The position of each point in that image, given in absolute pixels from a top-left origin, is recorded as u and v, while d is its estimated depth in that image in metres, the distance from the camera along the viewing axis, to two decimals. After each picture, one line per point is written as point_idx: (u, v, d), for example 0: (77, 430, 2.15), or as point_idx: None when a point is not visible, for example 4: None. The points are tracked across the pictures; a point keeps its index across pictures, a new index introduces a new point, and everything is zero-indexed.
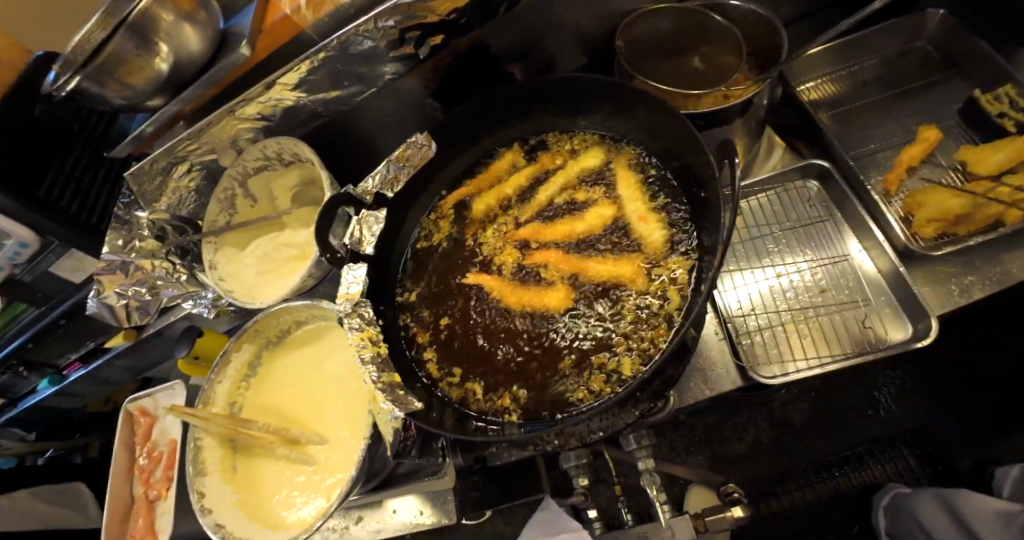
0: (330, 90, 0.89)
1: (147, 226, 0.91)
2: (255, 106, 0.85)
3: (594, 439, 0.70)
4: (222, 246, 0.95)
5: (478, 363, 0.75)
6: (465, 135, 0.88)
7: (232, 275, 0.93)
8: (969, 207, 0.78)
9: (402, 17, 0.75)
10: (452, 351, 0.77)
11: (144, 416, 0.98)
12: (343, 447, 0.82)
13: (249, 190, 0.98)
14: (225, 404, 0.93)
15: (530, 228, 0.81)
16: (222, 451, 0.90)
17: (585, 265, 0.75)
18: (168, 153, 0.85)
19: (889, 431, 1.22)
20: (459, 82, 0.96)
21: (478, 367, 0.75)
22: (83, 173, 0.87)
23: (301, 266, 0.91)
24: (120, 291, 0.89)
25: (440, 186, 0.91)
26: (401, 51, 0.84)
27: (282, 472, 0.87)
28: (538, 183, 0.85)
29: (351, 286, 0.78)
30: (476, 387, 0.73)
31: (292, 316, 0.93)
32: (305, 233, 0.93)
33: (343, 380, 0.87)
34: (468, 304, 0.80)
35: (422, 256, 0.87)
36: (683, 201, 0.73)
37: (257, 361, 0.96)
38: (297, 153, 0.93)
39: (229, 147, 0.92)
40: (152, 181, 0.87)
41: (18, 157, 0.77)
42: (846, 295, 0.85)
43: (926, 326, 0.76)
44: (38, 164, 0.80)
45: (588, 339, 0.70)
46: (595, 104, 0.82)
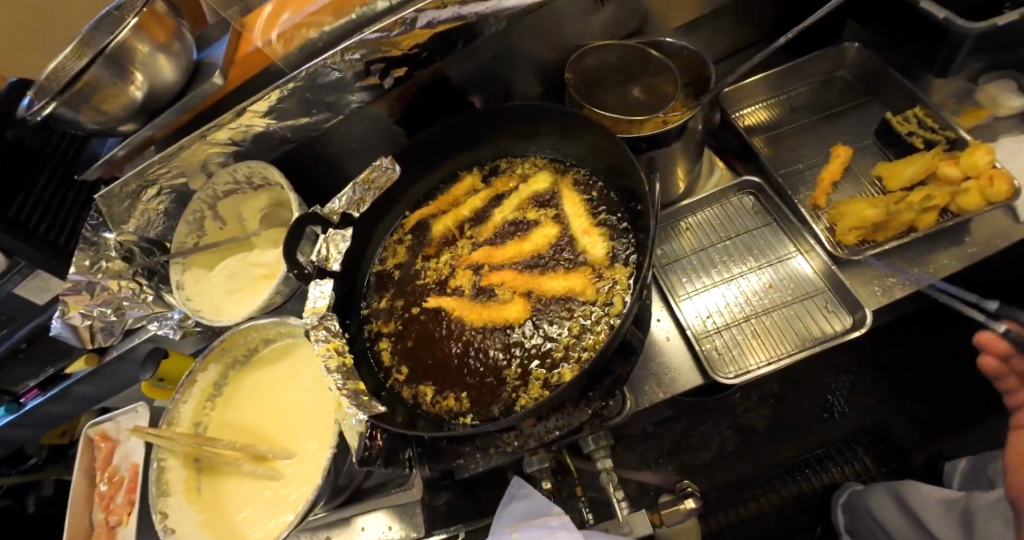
0: (300, 117, 0.94)
1: (115, 247, 0.92)
2: (226, 131, 0.89)
3: (551, 438, 0.74)
4: (190, 266, 0.97)
5: (437, 376, 0.78)
6: (426, 159, 0.93)
7: (200, 294, 0.95)
8: (884, 215, 0.87)
9: (367, 51, 0.83)
10: (413, 363, 0.80)
11: (104, 440, 0.96)
12: (309, 460, 0.83)
13: (219, 212, 1.01)
14: (190, 424, 0.93)
15: (483, 251, 0.84)
16: (186, 471, 0.90)
17: (535, 282, 0.79)
18: (138, 176, 0.88)
19: (842, 432, 1.29)
20: (424, 111, 1.03)
21: (438, 379, 0.77)
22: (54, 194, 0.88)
23: (269, 284, 0.93)
24: (85, 311, 0.89)
25: (404, 207, 0.95)
26: (367, 82, 0.91)
27: (248, 488, 0.87)
28: (493, 202, 0.89)
29: (317, 300, 0.80)
30: (432, 396, 0.76)
31: (259, 335, 0.95)
32: (273, 252, 0.97)
33: (309, 394, 0.89)
34: (428, 321, 0.83)
35: (385, 278, 0.90)
36: (622, 215, 0.78)
37: (223, 381, 0.97)
38: (266, 177, 0.97)
39: (200, 171, 0.95)
40: (121, 203, 0.89)
41: None
42: (783, 297, 0.92)
43: (861, 318, 0.84)
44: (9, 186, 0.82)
45: (539, 349, 0.74)
46: (545, 129, 0.88)
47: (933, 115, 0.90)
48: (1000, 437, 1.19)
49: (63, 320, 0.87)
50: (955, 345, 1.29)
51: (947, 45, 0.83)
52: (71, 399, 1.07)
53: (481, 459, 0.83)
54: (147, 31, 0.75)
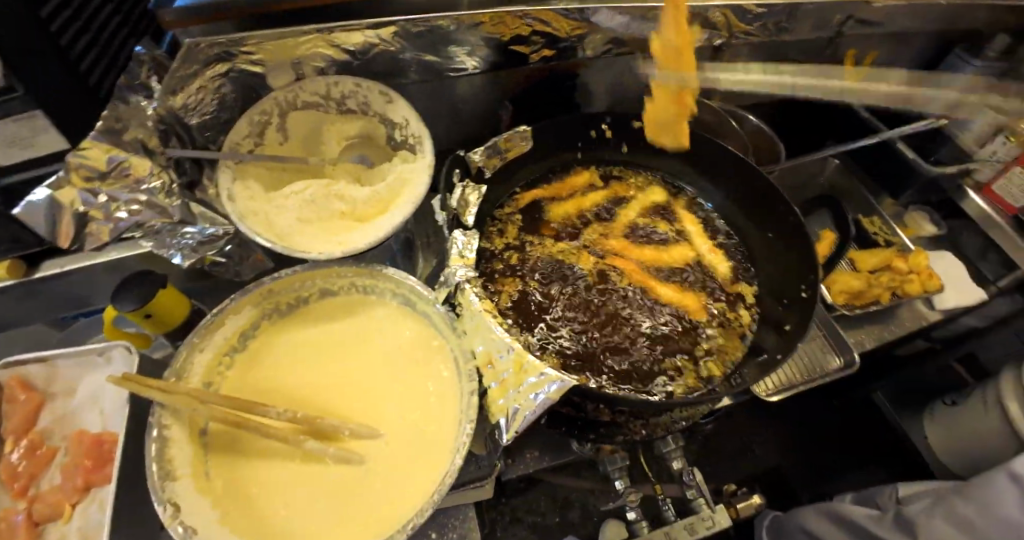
0: (429, 55, 0.85)
1: (150, 119, 0.67)
2: (358, 36, 0.75)
3: (680, 429, 0.76)
4: (242, 177, 0.74)
5: (581, 356, 0.74)
6: (550, 144, 0.93)
7: (256, 214, 0.72)
8: (864, 286, 1.14)
9: (541, 19, 0.82)
10: (554, 339, 0.75)
11: (26, 392, 0.66)
12: (403, 439, 0.67)
13: (286, 126, 0.81)
14: (201, 384, 0.67)
15: (618, 245, 0.86)
16: (191, 447, 0.64)
17: (673, 284, 0.84)
18: (229, 42, 0.68)
19: (757, 471, 1.53)
20: (531, 100, 1.02)
21: (588, 360, 0.74)
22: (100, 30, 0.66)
23: (359, 226, 0.77)
24: (92, 192, 0.64)
25: (515, 183, 0.91)
26: (511, 48, 0.88)
27: (294, 475, 0.65)
28: (614, 203, 0.93)
29: (464, 251, 0.70)
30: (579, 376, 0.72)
31: (323, 282, 0.76)
32: (367, 189, 0.79)
33: (394, 362, 0.73)
34: (564, 300, 0.80)
35: (504, 248, 0.83)
36: (738, 243, 0.90)
37: (251, 333, 0.73)
38: (368, 102, 0.82)
39: (291, 68, 0.77)
40: (188, 66, 0.67)
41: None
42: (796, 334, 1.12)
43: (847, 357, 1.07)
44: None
45: (685, 344, 0.78)
46: (670, 152, 0.95)
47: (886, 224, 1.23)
48: (860, 482, 1.54)
49: (53, 197, 0.60)
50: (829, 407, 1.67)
51: (911, 176, 1.21)
52: None
53: (532, 462, 0.88)
54: None
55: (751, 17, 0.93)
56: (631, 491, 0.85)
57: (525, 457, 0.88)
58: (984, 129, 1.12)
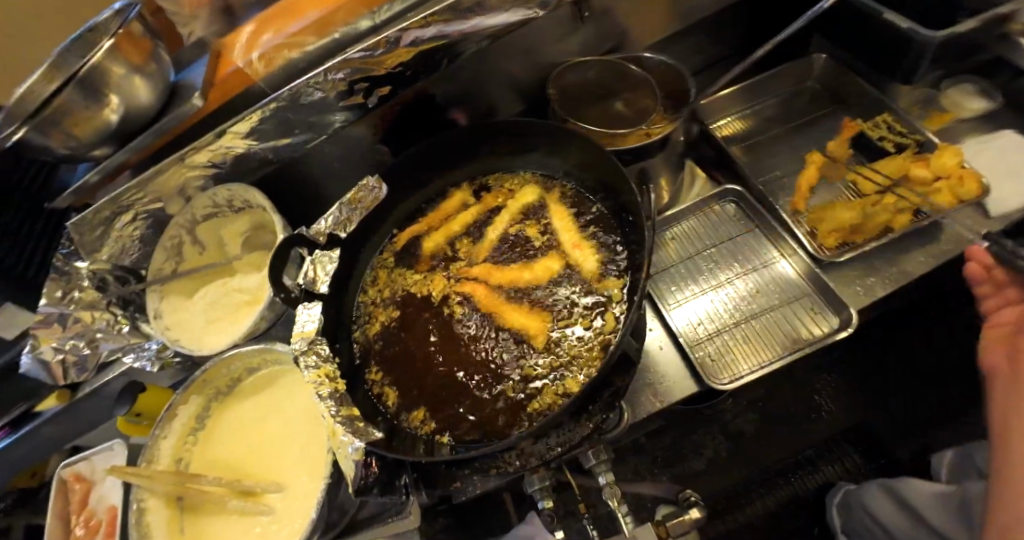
0: (282, 138, 0.91)
1: (87, 276, 0.88)
2: (205, 153, 0.86)
3: (552, 456, 0.72)
4: (167, 294, 0.93)
5: (436, 397, 0.76)
6: (415, 177, 0.93)
7: (179, 323, 0.91)
8: (861, 217, 0.90)
9: (350, 71, 0.82)
10: (413, 384, 0.78)
11: (79, 482, 0.92)
12: (301, 492, 0.80)
13: (197, 237, 0.97)
14: (170, 462, 0.88)
15: (481, 269, 0.83)
16: (169, 512, 0.85)
17: (535, 301, 0.78)
18: (112, 201, 0.85)
19: (834, 432, 1.30)
20: (410, 128, 1.02)
21: (442, 403, 0.75)
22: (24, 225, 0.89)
23: (253, 310, 0.90)
24: (61, 343, 0.86)
25: (391, 227, 0.94)
26: (351, 101, 0.90)
27: (235, 527, 0.82)
28: (485, 218, 0.88)
29: (306, 324, 0.78)
30: (431, 419, 0.74)
31: (242, 364, 0.91)
32: (257, 277, 0.93)
33: (299, 423, 0.85)
34: (426, 342, 0.81)
35: (378, 299, 0.88)
36: (612, 228, 0.79)
37: (205, 414, 0.92)
38: (246, 199, 0.94)
39: (177, 196, 0.92)
40: (93, 230, 0.86)
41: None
42: (780, 295, 0.93)
43: (847, 316, 0.86)
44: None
45: (540, 365, 0.73)
46: (534, 144, 0.87)
47: (901, 120, 0.95)
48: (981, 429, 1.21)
49: (34, 356, 0.84)
50: (933, 337, 1.32)
51: (912, 53, 0.88)
52: (38, 440, 1.01)
53: (478, 483, 0.83)
54: (122, 53, 0.73)
55: None
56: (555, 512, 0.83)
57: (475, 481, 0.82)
58: None
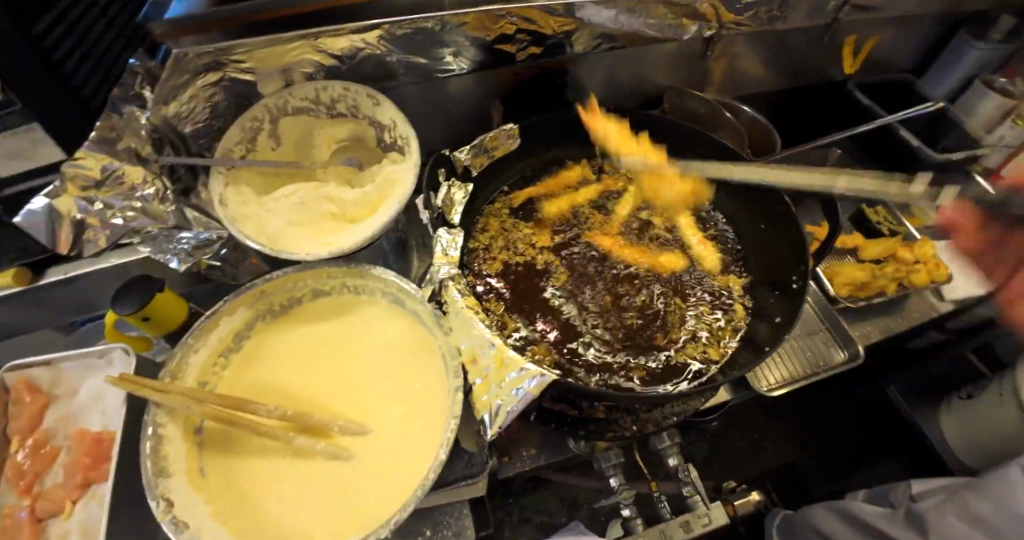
0: (418, 56, 0.85)
1: (143, 127, 0.69)
2: (344, 40, 0.77)
3: (671, 423, 0.75)
4: (233, 182, 0.76)
5: (573, 349, 0.74)
6: (543, 139, 0.91)
7: (247, 219, 0.74)
8: (868, 277, 1.11)
9: (524, 16, 0.83)
10: (547, 334, 0.75)
11: (32, 394, 0.67)
12: (392, 435, 0.68)
13: (277, 131, 0.83)
14: (196, 384, 0.70)
15: (612, 243, 0.86)
16: (187, 446, 0.66)
17: (665, 283, 0.83)
18: (218, 51, 0.70)
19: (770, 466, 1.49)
20: (523, 96, 1.02)
21: (582, 357, 0.74)
22: (96, 42, 0.68)
23: (348, 227, 0.78)
24: (88, 200, 0.66)
25: (505, 181, 0.91)
26: (498, 47, 0.89)
27: (288, 471, 0.67)
28: (606, 196, 0.92)
29: (448, 249, 0.71)
30: (568, 369, 0.72)
31: (315, 283, 0.78)
32: (356, 192, 0.80)
33: (387, 359, 0.74)
34: (555, 297, 0.80)
35: (495, 246, 0.84)
36: (729, 236, 0.89)
37: (246, 333, 0.75)
38: (356, 106, 0.84)
39: (280, 75, 0.79)
40: (178, 76, 0.69)
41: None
42: (803, 327, 1.09)
43: (854, 351, 1.03)
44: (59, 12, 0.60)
45: (678, 338, 0.77)
46: (661, 142, 0.94)
47: (891, 213, 1.20)
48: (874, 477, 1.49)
49: (52, 205, 0.63)
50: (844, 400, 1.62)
51: (913, 166, 1.15)
52: None
53: (529, 459, 0.87)
54: None
55: (740, 6, 0.93)
56: (626, 488, 0.84)
57: (523, 456, 0.87)
58: (994, 114, 1.10)
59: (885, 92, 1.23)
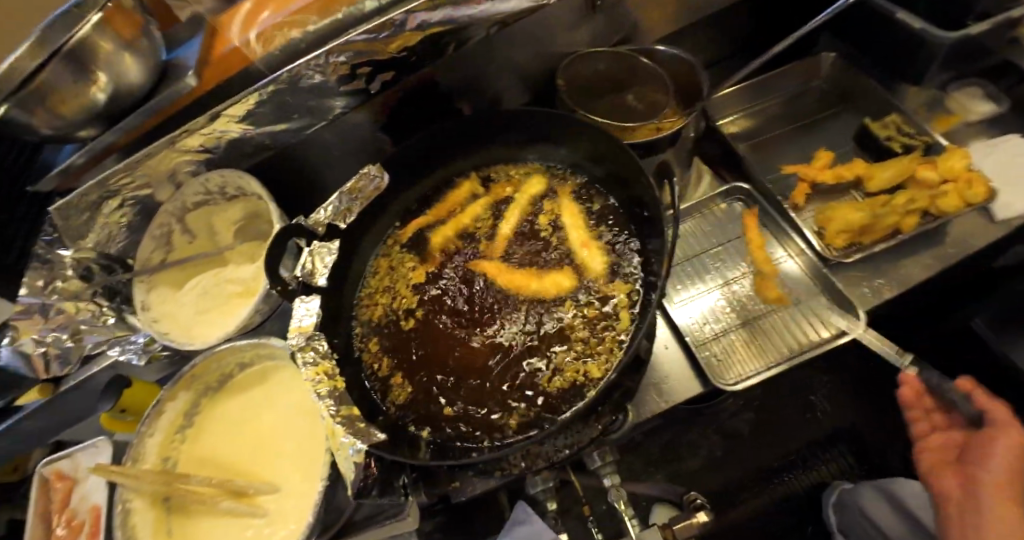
0: (279, 123, 0.87)
1: (70, 265, 0.84)
2: (197, 137, 0.81)
3: (561, 457, 0.71)
4: (155, 285, 0.89)
5: (445, 395, 0.73)
6: (415, 168, 0.90)
7: (168, 315, 0.87)
8: (870, 217, 0.88)
9: (353, 53, 0.78)
10: (419, 383, 0.75)
11: (61, 480, 0.89)
12: (297, 493, 0.77)
13: (188, 226, 0.93)
14: (158, 460, 0.85)
15: (491, 270, 0.81)
16: (155, 513, 0.82)
17: (545, 309, 0.76)
18: (98, 186, 0.80)
19: (829, 432, 1.27)
20: (412, 115, 0.98)
21: (450, 406, 0.72)
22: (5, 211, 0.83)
23: (246, 303, 0.86)
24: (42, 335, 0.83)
25: (394, 215, 0.91)
26: (351, 86, 0.86)
27: (225, 528, 0.79)
28: (494, 210, 0.87)
29: (303, 319, 0.75)
30: (434, 419, 0.71)
31: (235, 358, 0.88)
32: (251, 268, 0.89)
33: (294, 421, 0.82)
34: (431, 343, 0.78)
35: (378, 295, 0.85)
36: (623, 229, 0.78)
37: (194, 410, 0.89)
38: (241, 187, 0.90)
39: (167, 182, 0.87)
40: (77, 216, 0.81)
41: None
42: (786, 295, 0.92)
43: (855, 318, 0.85)
44: None
45: (552, 369, 0.71)
46: (540, 135, 0.86)
47: (907, 122, 0.93)
48: None
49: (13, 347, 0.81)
50: None
51: (922, 56, 0.86)
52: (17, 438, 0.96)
53: (481, 482, 0.82)
54: (112, 26, 0.69)
55: None
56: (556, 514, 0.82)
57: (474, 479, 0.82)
58: None
59: None
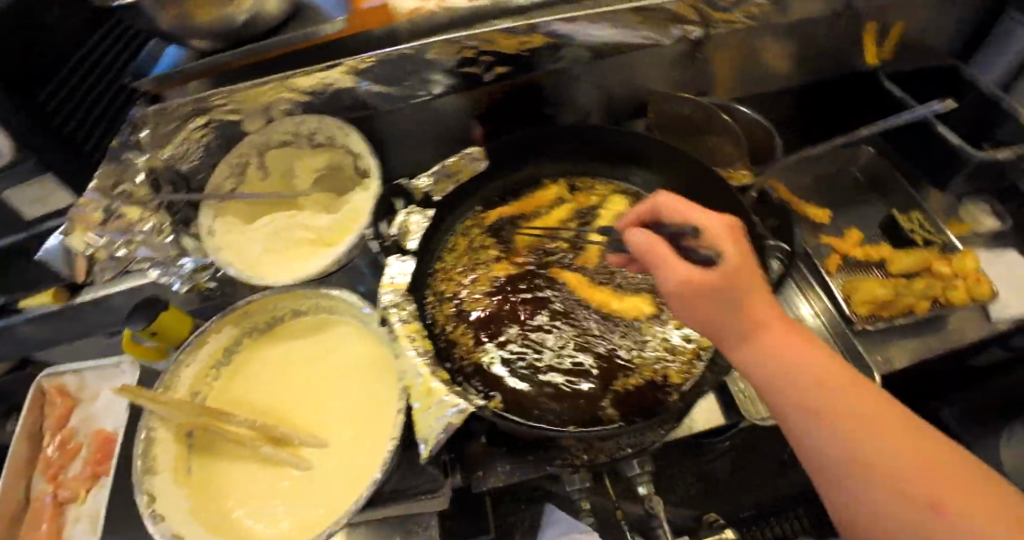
0: (386, 86, 0.88)
1: (142, 171, 0.79)
2: (312, 79, 0.82)
3: (624, 454, 0.74)
4: (222, 214, 0.86)
5: (523, 380, 0.74)
6: (512, 159, 0.92)
7: (233, 246, 0.83)
8: (892, 294, 0.99)
9: (483, 40, 0.83)
10: (494, 371, 0.75)
11: (61, 398, 0.82)
12: (346, 449, 0.74)
13: (265, 163, 0.90)
14: (188, 394, 0.80)
15: (572, 280, 0.83)
16: (177, 447, 0.76)
17: (624, 319, 0.79)
18: (197, 101, 0.78)
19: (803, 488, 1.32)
20: (501, 112, 1.02)
21: (525, 398, 0.73)
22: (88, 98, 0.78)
23: (320, 252, 0.85)
24: (96, 236, 0.76)
25: (480, 199, 0.91)
26: (465, 70, 0.89)
27: (257, 476, 0.75)
28: (580, 216, 0.90)
29: (396, 277, 0.75)
30: (511, 399, 0.73)
31: (292, 304, 0.85)
32: (329, 218, 0.87)
33: (346, 380, 0.80)
34: (506, 338, 0.79)
35: (454, 281, 0.84)
36: None
37: (235, 349, 0.85)
38: (331, 136, 0.89)
39: (261, 114, 0.86)
40: (166, 124, 0.78)
41: (41, 59, 0.69)
42: None
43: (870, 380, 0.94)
44: (43, 75, 0.71)
45: (629, 379, 0.74)
46: (634, 157, 0.93)
47: (928, 220, 1.06)
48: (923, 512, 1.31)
49: (64, 242, 0.74)
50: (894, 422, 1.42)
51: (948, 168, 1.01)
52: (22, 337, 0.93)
53: (506, 475, 0.82)
54: None
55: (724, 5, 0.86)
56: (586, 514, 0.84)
57: (499, 470, 0.83)
58: None
59: (930, 78, 1.06)
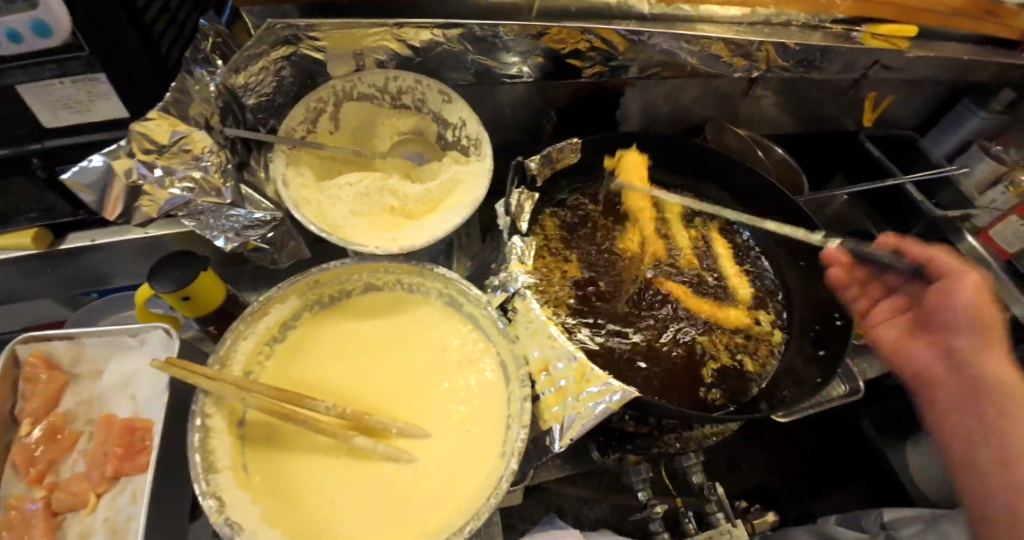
0: (489, 58, 0.83)
1: (212, 92, 0.65)
2: (426, 33, 0.74)
3: (708, 443, 0.83)
4: (294, 163, 0.74)
5: (640, 368, 0.80)
6: (599, 160, 0.98)
7: (311, 205, 0.72)
8: None
9: (601, 35, 0.82)
10: (612, 358, 0.79)
11: (48, 371, 0.64)
12: (453, 439, 0.67)
13: (340, 113, 0.79)
14: (242, 374, 0.66)
15: (679, 289, 0.90)
16: (232, 440, 0.62)
17: (715, 320, 0.89)
18: (296, 26, 0.66)
19: None
20: (571, 107, 1.02)
21: (655, 387, 0.78)
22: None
23: (409, 223, 0.76)
24: (148, 165, 0.62)
25: (557, 191, 0.95)
26: (566, 60, 0.88)
27: (338, 474, 0.63)
28: (658, 220, 0.98)
29: (522, 257, 0.75)
30: (637, 381, 0.78)
31: (368, 277, 0.74)
32: (419, 187, 0.78)
33: (438, 363, 0.72)
34: (621, 337, 0.82)
35: (556, 278, 0.86)
36: (761, 270, 0.98)
37: (293, 324, 0.72)
38: (423, 100, 0.81)
39: (352, 59, 0.75)
40: (254, 47, 0.65)
41: None
42: None
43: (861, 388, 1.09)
44: None
45: (729, 373, 0.83)
46: (701, 172, 1.02)
47: None
48: None
49: (110, 164, 0.59)
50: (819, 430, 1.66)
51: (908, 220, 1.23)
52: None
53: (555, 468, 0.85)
54: None
55: (790, 53, 0.96)
56: (655, 502, 0.86)
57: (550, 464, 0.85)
58: (986, 177, 1.17)
59: (896, 144, 1.28)
